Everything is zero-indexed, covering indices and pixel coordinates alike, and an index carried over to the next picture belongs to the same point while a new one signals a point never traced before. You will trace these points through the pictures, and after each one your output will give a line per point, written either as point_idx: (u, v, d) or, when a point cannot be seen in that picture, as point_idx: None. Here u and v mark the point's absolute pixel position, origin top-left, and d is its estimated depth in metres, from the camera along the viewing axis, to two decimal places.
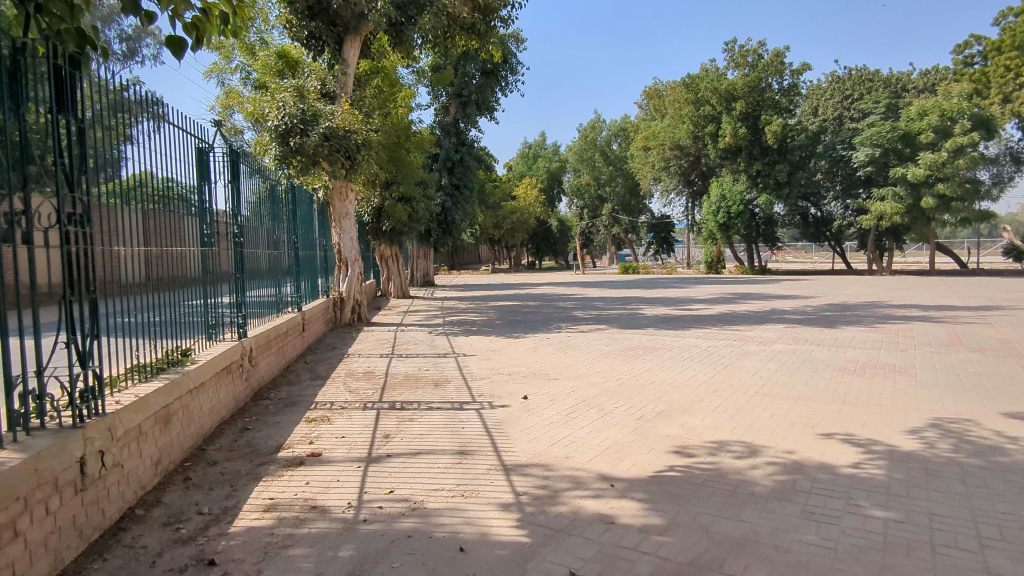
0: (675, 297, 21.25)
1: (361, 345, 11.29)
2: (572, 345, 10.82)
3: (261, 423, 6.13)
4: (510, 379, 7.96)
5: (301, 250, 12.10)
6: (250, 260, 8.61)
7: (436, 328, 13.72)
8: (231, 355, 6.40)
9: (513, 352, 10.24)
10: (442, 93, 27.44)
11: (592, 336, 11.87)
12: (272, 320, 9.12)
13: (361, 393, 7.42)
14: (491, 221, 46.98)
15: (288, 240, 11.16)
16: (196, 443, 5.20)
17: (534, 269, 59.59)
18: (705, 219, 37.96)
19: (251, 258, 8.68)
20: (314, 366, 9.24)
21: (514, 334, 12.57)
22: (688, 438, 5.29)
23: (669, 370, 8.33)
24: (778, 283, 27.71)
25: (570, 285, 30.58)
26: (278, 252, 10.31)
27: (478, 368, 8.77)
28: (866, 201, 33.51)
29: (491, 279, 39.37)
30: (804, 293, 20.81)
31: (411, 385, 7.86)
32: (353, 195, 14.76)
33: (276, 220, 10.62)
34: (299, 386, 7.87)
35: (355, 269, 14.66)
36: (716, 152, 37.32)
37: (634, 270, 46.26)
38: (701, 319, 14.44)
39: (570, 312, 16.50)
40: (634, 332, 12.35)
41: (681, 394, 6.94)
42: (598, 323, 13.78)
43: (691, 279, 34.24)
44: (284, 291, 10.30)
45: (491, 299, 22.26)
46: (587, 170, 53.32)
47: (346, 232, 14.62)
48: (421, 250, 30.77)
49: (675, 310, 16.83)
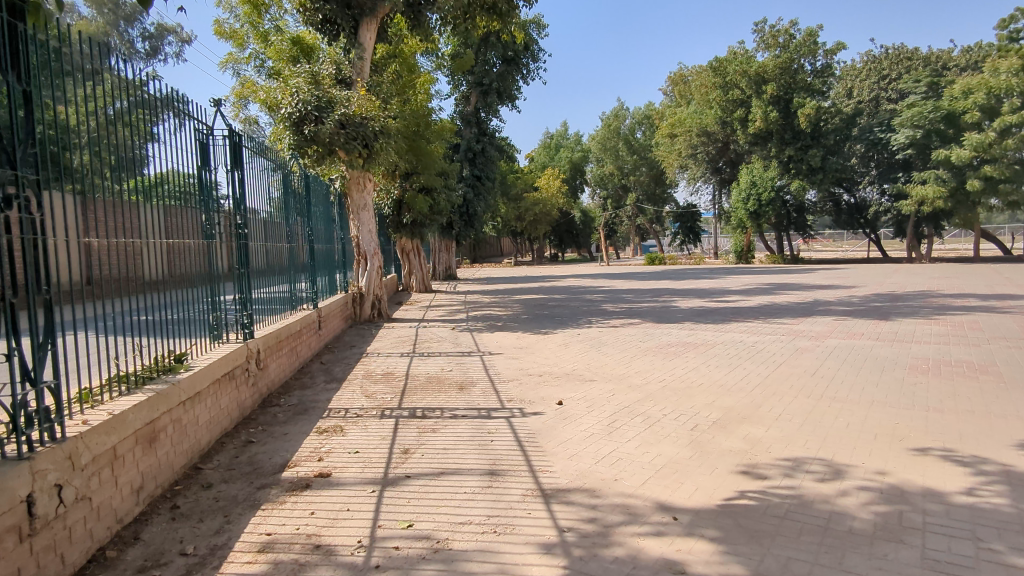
0: (708, 288, 20.29)
1: (381, 343, 10.67)
2: (605, 342, 10.07)
3: (268, 435, 5.50)
4: (541, 381, 7.24)
5: (318, 244, 11.51)
6: (262, 255, 7.98)
7: (459, 324, 13.05)
8: (234, 359, 5.78)
9: (542, 350, 9.52)
10: (463, 81, 26.72)
11: (626, 331, 11.09)
12: (286, 318, 8.52)
13: (379, 398, 6.78)
14: (513, 213, 46.28)
15: (303, 233, 10.55)
16: (190, 462, 4.60)
17: (558, 261, 58.85)
18: (735, 207, 36.79)
19: (262, 253, 8.06)
20: (331, 367, 8.63)
21: (542, 330, 11.83)
22: (756, 455, 4.51)
23: (717, 370, 7.53)
24: (814, 273, 26.50)
25: (595, 277, 29.77)
26: (292, 246, 9.71)
27: (505, 368, 8.06)
28: (906, 186, 32.01)
29: (514, 272, 38.76)
30: (846, 282, 19.68)
31: (434, 388, 7.20)
32: (371, 185, 14.08)
33: (291, 213, 10.00)
34: (313, 390, 7.26)
35: (374, 263, 14.03)
36: (746, 138, 36.03)
37: (660, 261, 45.17)
38: (740, 312, 13.53)
39: (600, 305, 15.71)
40: (671, 326, 11.51)
41: (735, 399, 6.16)
42: (630, 317, 12.98)
43: (720, 269, 33.16)
44: (299, 287, 9.72)
45: (516, 292, 21.58)
46: (611, 159, 52.23)
47: (364, 225, 13.99)
48: (443, 244, 30.19)
49: (710, 302, 15.93)
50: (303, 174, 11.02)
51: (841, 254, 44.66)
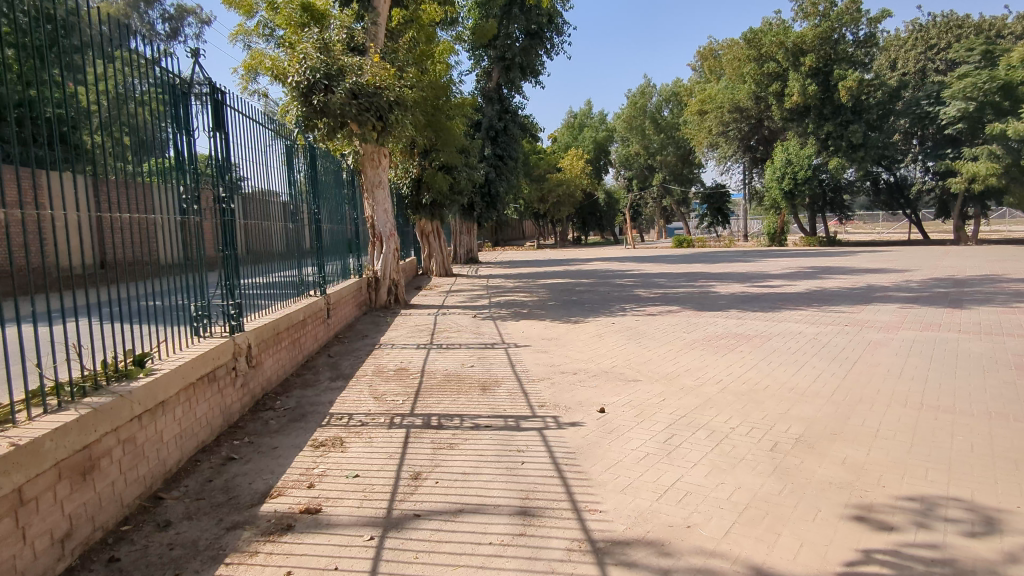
0: (745, 272, 19.02)
1: (396, 333, 9.76)
2: (643, 332, 9.02)
3: (253, 450, 4.59)
4: (577, 382, 6.23)
5: (326, 225, 10.55)
6: (256, 236, 6.96)
7: (481, 311, 12.08)
8: (214, 356, 4.83)
9: (574, 342, 8.50)
10: (484, 56, 25.50)
11: (666, 320, 10.02)
12: (287, 307, 7.60)
13: (389, 401, 5.85)
14: (535, 194, 45.04)
15: (310, 215, 9.61)
16: (149, 491, 3.70)
17: (581, 244, 57.56)
18: (769, 186, 35.21)
19: (258, 234, 7.05)
20: (339, 361, 7.72)
21: (572, 318, 10.82)
22: (868, 493, 3.47)
23: (781, 368, 6.46)
24: (857, 255, 24.99)
25: (621, 261, 28.57)
26: (296, 227, 8.71)
27: (534, 364, 7.08)
28: (956, 163, 30.09)
29: (537, 255, 37.66)
30: (897, 266, 18.27)
31: (453, 388, 6.26)
32: (387, 161, 13.06)
33: (296, 190, 9.00)
34: (314, 390, 6.33)
35: (390, 246, 13.06)
36: (781, 113, 34.27)
37: (688, 244, 43.70)
38: (789, 298, 12.33)
39: (632, 290, 14.63)
40: (715, 315, 10.40)
41: (816, 408, 5.10)
42: (667, 304, 11.89)
43: (754, 252, 31.68)
44: (304, 274, 8.77)
45: (541, 276, 20.54)
46: (636, 138, 50.60)
47: (380, 204, 13.00)
48: (464, 226, 29.24)
49: (753, 287, 14.72)
50: (312, 147, 10.05)
51: (880, 236, 42.69)
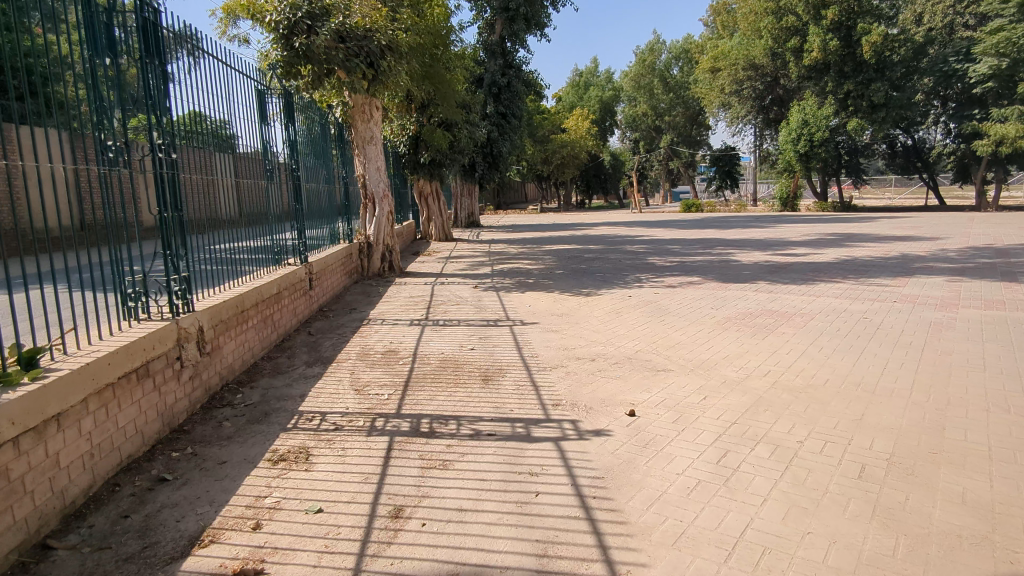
0: (763, 238, 17.88)
1: (388, 306, 8.76)
2: (664, 308, 8.01)
3: (195, 466, 3.63)
4: (597, 372, 5.25)
5: (308, 185, 9.33)
6: (218, 195, 5.74)
7: (483, 281, 11.06)
8: (146, 347, 3.81)
9: (588, 319, 7.49)
10: (487, 6, 23.85)
11: (688, 293, 9.00)
12: (259, 278, 6.54)
13: (372, 395, 4.86)
14: (539, 155, 43.46)
15: (289, 171, 8.36)
16: (33, 538, 2.75)
17: (585, 208, 56.13)
18: (783, 148, 33.86)
19: (222, 194, 5.82)
20: (320, 341, 6.71)
21: (582, 289, 9.80)
22: (1019, 556, 2.53)
23: (837, 357, 5.47)
24: (875, 222, 23.89)
25: (628, 226, 27.41)
26: (273, 186, 7.47)
27: (545, 348, 6.09)
28: (983, 123, 28.51)
29: (541, 219, 36.38)
30: (924, 233, 17.19)
31: (450, 378, 5.28)
32: (379, 113, 11.81)
33: (273, 143, 7.74)
34: (284, 380, 5.32)
35: (384, 208, 11.92)
36: (798, 70, 32.65)
37: (696, 208, 42.35)
38: (820, 268, 11.28)
39: (646, 258, 13.57)
40: (742, 288, 9.38)
41: (898, 414, 4.11)
42: (686, 275, 10.85)
43: (767, 218, 30.43)
44: (281, 240, 7.59)
45: (546, 242, 19.45)
46: (644, 97, 48.75)
47: (371, 161, 11.80)
48: (465, 188, 28.03)
49: (776, 255, 13.62)
50: (289, 92, 8.77)
51: (893, 201, 41.35)
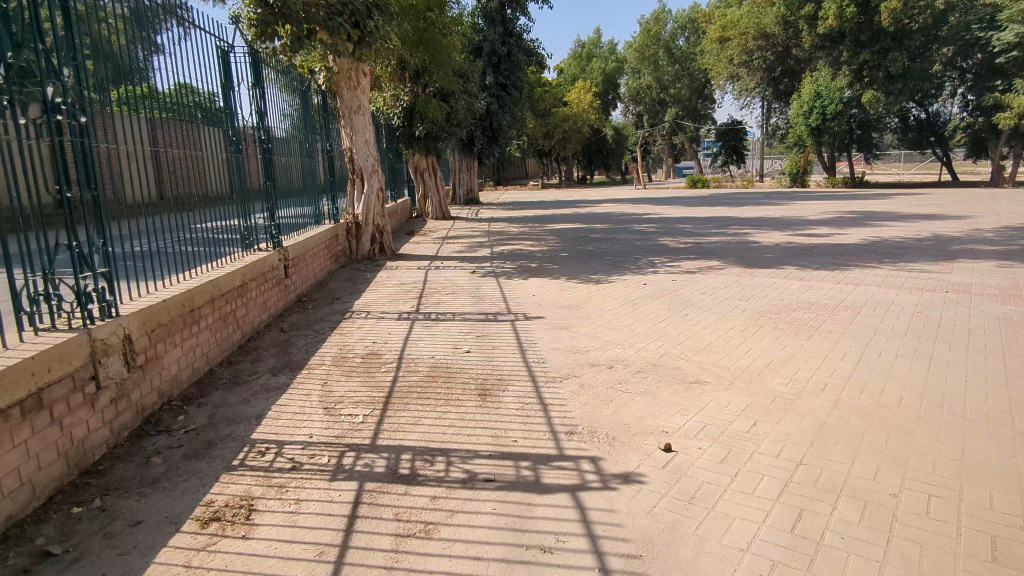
0: (779, 217, 16.89)
1: (375, 295, 7.86)
2: (686, 299, 7.09)
3: (95, 531, 2.73)
4: (617, 386, 4.35)
5: (281, 160, 8.17)
6: (157, 171, 4.67)
7: (481, 265, 10.11)
8: (35, 371, 2.87)
9: (600, 312, 6.57)
10: None
11: (711, 281, 8.07)
12: (219, 269, 5.57)
13: (344, 417, 3.96)
14: (540, 129, 42.22)
15: (259, 143, 7.21)
16: None
17: (587, 184, 54.92)
18: (794, 122, 32.65)
19: (164, 171, 4.76)
20: (292, 341, 5.81)
21: (591, 275, 8.87)
22: None
23: (904, 367, 4.55)
24: (892, 198, 22.88)
25: (633, 203, 26.32)
26: (242, 160, 6.38)
27: (553, 351, 5.19)
28: (1006, 95, 27.17)
29: (543, 196, 35.30)
30: (949, 211, 16.20)
31: (439, 392, 4.38)
32: (366, 80, 10.73)
33: (240, 110, 6.61)
34: (241, 394, 4.42)
35: (373, 184, 10.91)
36: (812, 39, 31.21)
37: (702, 184, 41.19)
38: (849, 251, 10.33)
39: (657, 239, 12.61)
40: (768, 275, 8.44)
41: (1008, 452, 3.22)
42: (705, 258, 9.90)
43: (777, 194, 29.36)
44: (250, 222, 6.52)
45: (549, 220, 18.47)
46: (648, 69, 47.18)
47: (359, 133, 10.74)
48: (463, 163, 26.86)
49: (798, 235, 12.65)
50: (257, 51, 7.45)
51: (905, 177, 40.13)
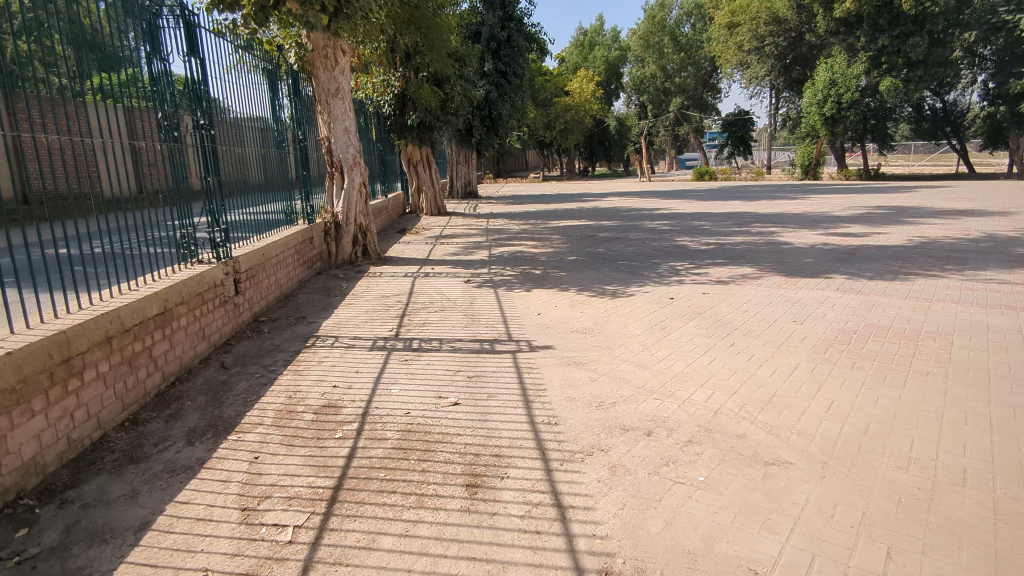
0: (802, 213, 15.59)
1: (350, 312, 6.59)
2: (726, 320, 5.79)
3: None
4: (662, 471, 3.07)
5: (230, 149, 6.57)
6: (132, 163, 4.44)
7: (477, 271, 8.83)
8: None
9: (624, 339, 5.27)
10: None
11: (748, 295, 6.79)
12: (131, 291, 4.33)
13: (265, 533, 2.66)
14: (541, 120, 40.90)
15: (197, 131, 5.68)
16: None
17: (589, 176, 53.52)
18: (807, 111, 31.34)
19: (140, 164, 4.54)
20: (230, 385, 4.49)
21: (605, 285, 7.59)
22: None
23: None
24: (915, 192, 21.61)
25: (640, 198, 24.99)
26: (163, 150, 4.92)
27: (568, 405, 3.89)
28: None
29: (545, 188, 33.91)
30: (988, 206, 14.87)
31: (410, 478, 3.08)
32: (346, 59, 9.33)
33: (168, 90, 5.21)
34: (129, 481, 3.12)
35: (355, 178, 9.57)
36: (827, 24, 29.80)
37: (708, 176, 39.83)
38: (898, 254, 9.05)
39: (675, 239, 11.35)
40: (815, 286, 7.16)
41: None
42: (734, 264, 8.63)
43: (790, 186, 28.02)
44: (181, 226, 5.17)
45: (552, 216, 17.20)
46: (652, 57, 45.69)
47: (338, 120, 9.35)
48: (462, 154, 25.52)
49: (831, 235, 11.33)
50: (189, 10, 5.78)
51: (919, 169, 38.80)
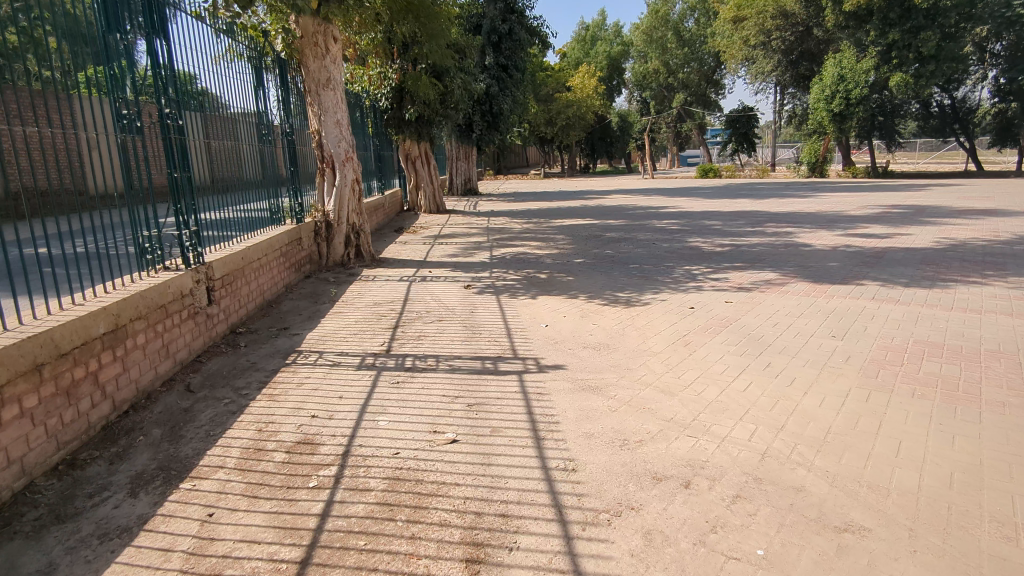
0: (815, 212, 14.95)
1: (338, 322, 6.00)
2: (755, 334, 5.18)
3: None
4: (708, 540, 2.47)
5: (202, 141, 5.78)
6: (123, 158, 4.35)
7: (477, 274, 8.24)
8: None
9: (644, 358, 4.65)
10: None
11: (775, 304, 6.20)
12: (76, 306, 3.68)
13: None
14: (542, 116, 40.24)
15: (161, 123, 4.95)
16: None
17: (590, 173, 52.80)
18: (814, 107, 30.65)
19: (130, 159, 4.45)
20: (193, 415, 3.87)
21: (617, 292, 7.00)
22: None
23: None
24: (928, 190, 20.94)
25: (644, 196, 24.31)
26: (109, 141, 4.20)
27: (585, 445, 3.30)
28: None
29: (547, 186, 33.16)
30: (1011, 206, 14.24)
31: (394, 548, 2.48)
32: (338, 47, 8.76)
33: (127, 75, 4.56)
34: (48, 552, 2.51)
35: (347, 174, 8.97)
36: (836, 18, 29.11)
37: (712, 174, 39.12)
38: (928, 258, 8.45)
39: (687, 240, 10.75)
40: (846, 293, 6.56)
41: None
42: (754, 268, 8.03)
43: (797, 185, 27.36)
44: (135, 235, 4.49)
45: (555, 215, 16.58)
46: (655, 52, 44.97)
47: (329, 112, 8.74)
48: (462, 151, 24.86)
49: (852, 236, 10.71)
50: None
51: (926, 167, 38.19)
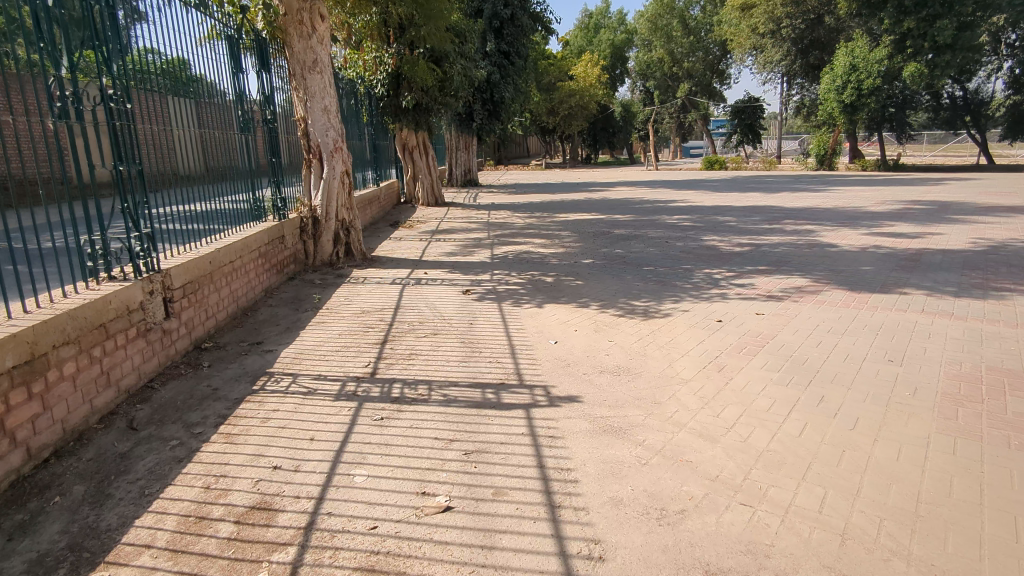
0: (832, 208, 14.19)
1: (318, 336, 5.28)
2: (800, 358, 4.47)
3: None
4: None
5: (166, 126, 4.99)
6: (118, 143, 4.26)
7: (477, 277, 7.51)
8: None
9: (674, 389, 3.94)
10: None
11: (814, 317, 5.48)
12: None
13: None
14: (544, 106, 39.29)
15: (105, 106, 4.14)
16: None
17: (593, 163, 51.81)
18: (824, 98, 29.72)
19: (126, 142, 4.33)
20: (129, 464, 3.16)
21: (633, 299, 6.27)
22: None
23: None
24: (944, 184, 20.19)
25: (650, 188, 23.45)
26: (33, 127, 3.39)
27: (614, 521, 2.58)
28: None
29: (548, 177, 32.27)
30: None
31: None
32: (326, 25, 7.96)
33: (59, 48, 3.76)
34: None
35: (336, 165, 8.21)
36: (849, 5, 28.12)
37: (717, 165, 38.19)
38: (970, 261, 7.75)
39: (702, 238, 10.02)
40: (892, 304, 5.85)
41: None
42: (782, 272, 7.32)
43: (807, 177, 26.48)
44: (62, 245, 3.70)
45: (559, 208, 15.81)
46: (661, 41, 43.88)
47: (316, 98, 7.97)
48: (462, 140, 24.00)
49: (879, 235, 10.00)
50: None
51: (934, 160, 37.37)
